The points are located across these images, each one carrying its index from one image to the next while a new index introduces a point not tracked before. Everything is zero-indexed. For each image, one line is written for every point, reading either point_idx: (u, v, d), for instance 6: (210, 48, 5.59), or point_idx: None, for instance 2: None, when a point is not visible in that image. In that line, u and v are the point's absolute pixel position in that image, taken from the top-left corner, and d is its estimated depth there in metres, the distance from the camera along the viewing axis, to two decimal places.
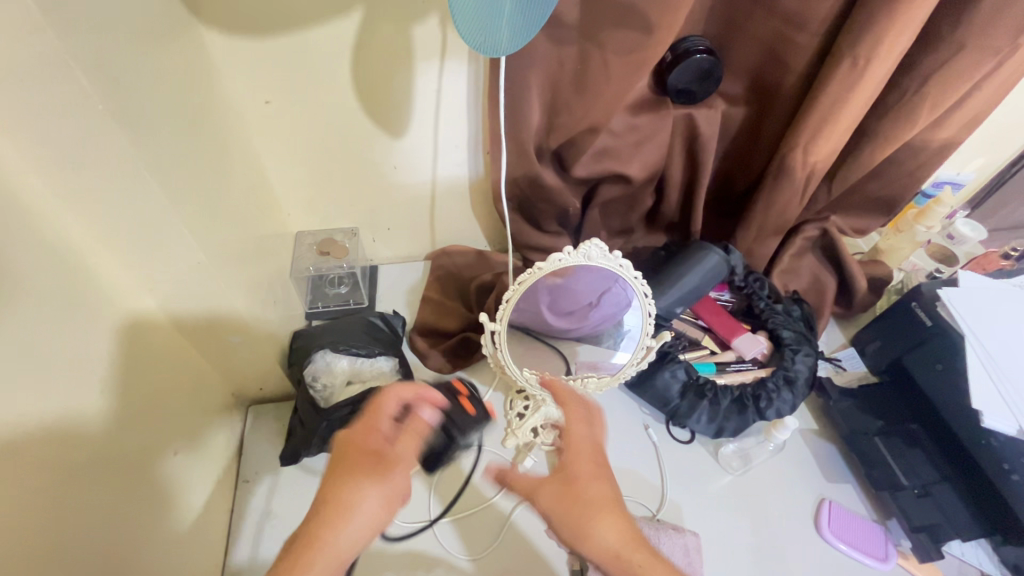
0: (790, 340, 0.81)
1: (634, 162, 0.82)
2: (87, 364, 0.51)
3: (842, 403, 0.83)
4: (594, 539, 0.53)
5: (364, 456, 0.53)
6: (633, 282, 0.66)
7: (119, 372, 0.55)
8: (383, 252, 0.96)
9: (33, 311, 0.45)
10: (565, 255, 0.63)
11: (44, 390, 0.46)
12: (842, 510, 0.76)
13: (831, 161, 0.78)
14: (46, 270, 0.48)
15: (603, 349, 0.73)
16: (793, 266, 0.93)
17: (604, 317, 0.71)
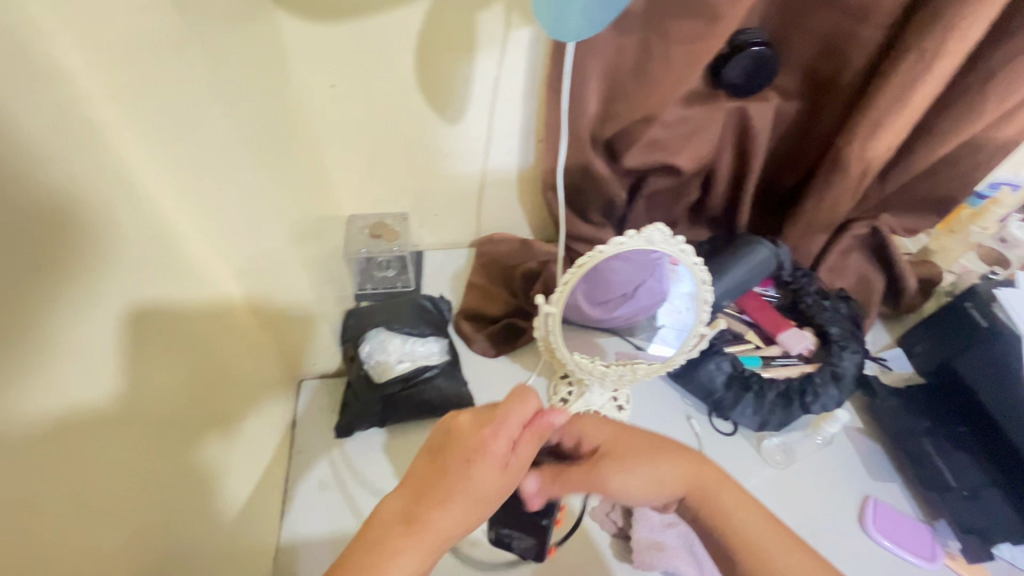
0: (839, 336, 0.81)
1: (684, 155, 0.83)
2: (173, 327, 0.54)
3: (889, 402, 0.81)
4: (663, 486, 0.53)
5: (481, 456, 0.46)
6: (694, 268, 0.66)
7: (198, 334, 0.59)
8: (429, 238, 0.98)
9: (134, 276, 0.48)
10: (626, 238, 0.63)
11: (139, 349, 0.49)
12: (887, 508, 0.75)
13: (888, 157, 0.77)
14: (149, 240, 0.50)
15: (636, 342, 0.73)
16: (840, 264, 0.92)
17: (637, 309, 0.71)
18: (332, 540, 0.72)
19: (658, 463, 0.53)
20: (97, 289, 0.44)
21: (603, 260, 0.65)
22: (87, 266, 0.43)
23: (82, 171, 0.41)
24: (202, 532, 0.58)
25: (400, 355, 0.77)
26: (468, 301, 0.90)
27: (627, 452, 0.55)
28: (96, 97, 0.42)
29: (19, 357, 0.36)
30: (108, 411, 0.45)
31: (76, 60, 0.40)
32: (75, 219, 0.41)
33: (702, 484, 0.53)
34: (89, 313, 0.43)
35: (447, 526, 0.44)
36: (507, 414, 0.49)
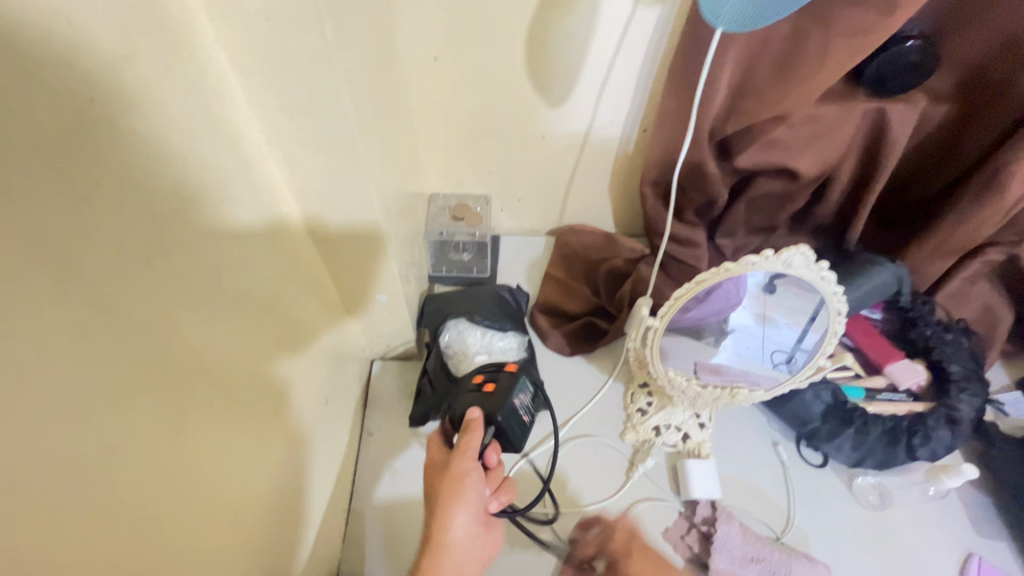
0: (959, 376, 0.73)
1: (807, 158, 0.74)
2: (251, 304, 0.52)
3: (1008, 453, 0.73)
4: None
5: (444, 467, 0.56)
6: (831, 297, 0.58)
7: (272, 309, 0.57)
8: (507, 222, 0.94)
9: (220, 255, 0.46)
10: (761, 260, 0.56)
11: (226, 329, 0.48)
12: (993, 569, 0.68)
13: None
14: (254, 206, 0.51)
15: (701, 346, 0.69)
16: (961, 292, 0.83)
17: (710, 311, 0.65)
18: (396, 527, 0.71)
19: None
20: (196, 278, 0.42)
21: (726, 279, 0.59)
22: (183, 252, 0.41)
23: (203, 139, 0.42)
24: (279, 512, 0.57)
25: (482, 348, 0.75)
26: (546, 294, 0.87)
27: None
28: (227, 67, 0.44)
29: (130, 350, 0.35)
30: (202, 395, 0.44)
31: (214, 29, 0.41)
32: (196, 188, 0.42)
33: None
34: (190, 302, 0.42)
35: (456, 527, 0.53)
36: (465, 505, 0.54)
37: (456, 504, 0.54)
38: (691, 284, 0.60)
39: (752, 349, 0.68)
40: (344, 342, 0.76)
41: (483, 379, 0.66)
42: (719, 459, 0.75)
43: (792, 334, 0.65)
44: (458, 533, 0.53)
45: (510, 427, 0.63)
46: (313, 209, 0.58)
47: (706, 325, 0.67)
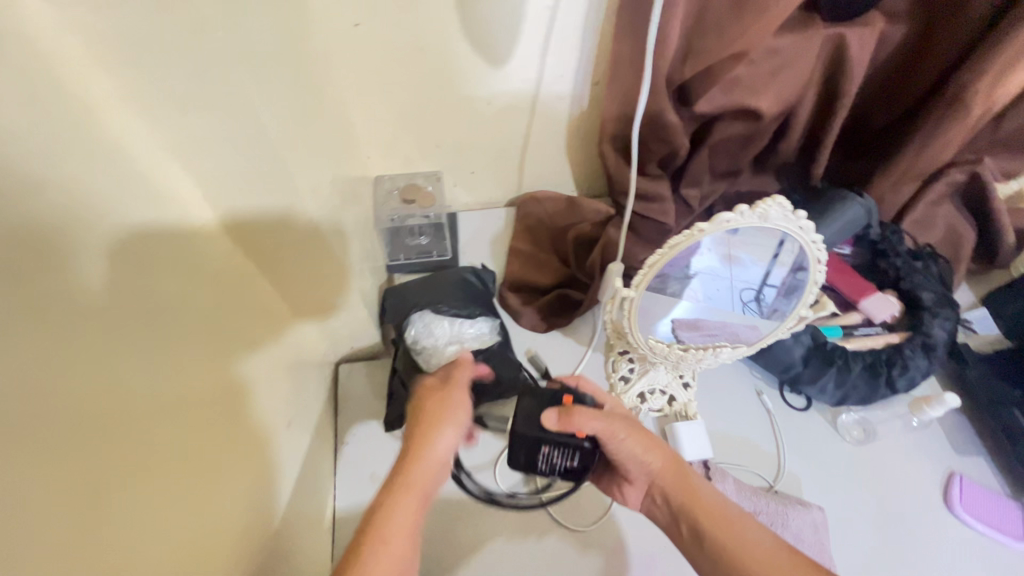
0: (931, 303, 0.74)
1: (767, 96, 0.70)
2: (184, 335, 0.46)
3: (981, 371, 0.75)
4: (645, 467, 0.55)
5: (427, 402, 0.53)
6: (811, 247, 0.56)
7: (213, 334, 0.51)
8: (462, 198, 0.88)
9: (125, 288, 0.39)
10: (738, 216, 0.53)
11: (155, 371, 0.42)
12: (974, 485, 0.70)
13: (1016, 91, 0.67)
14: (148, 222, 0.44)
15: (667, 297, 0.63)
16: (927, 216, 0.82)
17: (674, 262, 0.59)
18: None
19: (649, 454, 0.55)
20: (98, 325, 0.36)
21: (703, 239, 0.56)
22: (71, 301, 0.34)
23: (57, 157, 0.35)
24: (262, 548, 0.52)
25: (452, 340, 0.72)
26: (513, 270, 0.83)
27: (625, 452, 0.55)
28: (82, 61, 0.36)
29: (14, 430, 0.29)
30: (144, 449, 0.38)
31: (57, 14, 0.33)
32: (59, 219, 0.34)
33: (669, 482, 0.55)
34: (93, 352, 0.35)
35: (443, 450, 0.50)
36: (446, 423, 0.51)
37: (432, 425, 0.51)
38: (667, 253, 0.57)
39: (720, 291, 0.64)
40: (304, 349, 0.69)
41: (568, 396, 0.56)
42: (706, 417, 0.74)
43: (758, 272, 0.61)
44: (442, 455, 0.50)
45: (518, 453, 0.54)
46: (239, 216, 0.51)
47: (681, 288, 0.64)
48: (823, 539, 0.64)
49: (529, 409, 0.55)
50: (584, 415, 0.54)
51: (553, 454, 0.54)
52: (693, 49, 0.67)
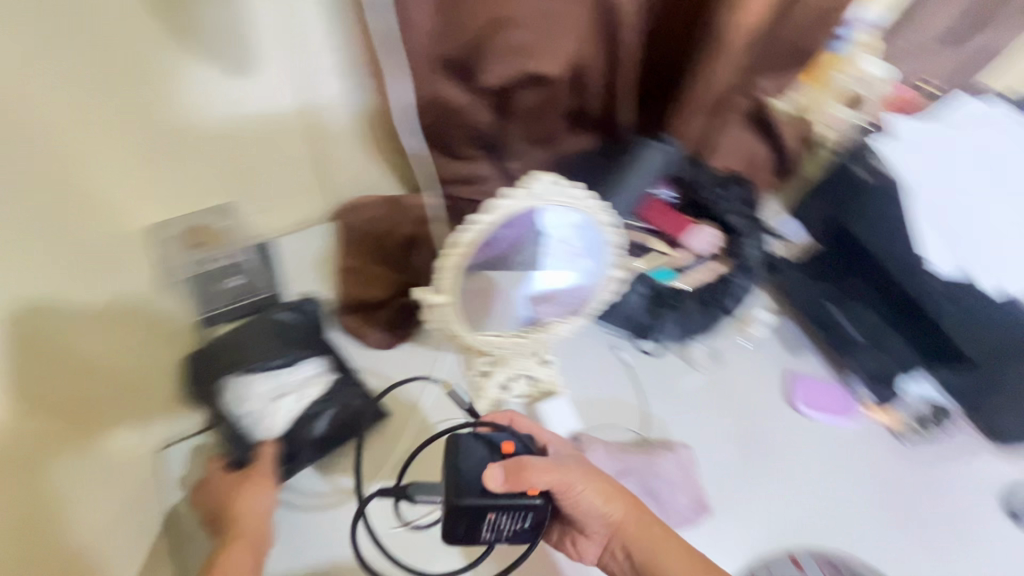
0: (741, 226, 0.80)
1: (551, 58, 0.68)
2: None
3: (795, 275, 0.83)
4: (604, 519, 0.60)
5: (247, 478, 0.61)
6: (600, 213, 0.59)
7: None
8: (273, 223, 0.81)
9: None
10: (512, 201, 0.56)
11: None
12: (808, 379, 0.78)
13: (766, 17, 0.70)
14: None
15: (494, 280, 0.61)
16: (728, 143, 0.88)
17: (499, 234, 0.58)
18: None
19: (605, 505, 0.60)
20: None
21: (495, 229, 0.57)
22: None
23: None
24: None
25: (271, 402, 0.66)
26: (343, 289, 0.76)
27: (579, 505, 0.60)
28: None
29: None
30: None
31: None
32: None
33: (625, 529, 0.61)
34: None
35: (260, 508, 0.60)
36: (256, 485, 0.61)
37: (253, 482, 0.61)
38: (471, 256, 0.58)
39: (554, 259, 0.63)
40: (126, 441, 0.65)
41: (509, 448, 0.59)
42: (570, 386, 0.75)
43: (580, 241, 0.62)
44: (261, 512, 0.60)
45: (456, 525, 0.57)
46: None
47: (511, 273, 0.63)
48: (688, 473, 0.69)
49: (475, 469, 0.57)
50: (534, 470, 0.57)
51: (496, 517, 0.57)
52: (454, 24, 0.63)
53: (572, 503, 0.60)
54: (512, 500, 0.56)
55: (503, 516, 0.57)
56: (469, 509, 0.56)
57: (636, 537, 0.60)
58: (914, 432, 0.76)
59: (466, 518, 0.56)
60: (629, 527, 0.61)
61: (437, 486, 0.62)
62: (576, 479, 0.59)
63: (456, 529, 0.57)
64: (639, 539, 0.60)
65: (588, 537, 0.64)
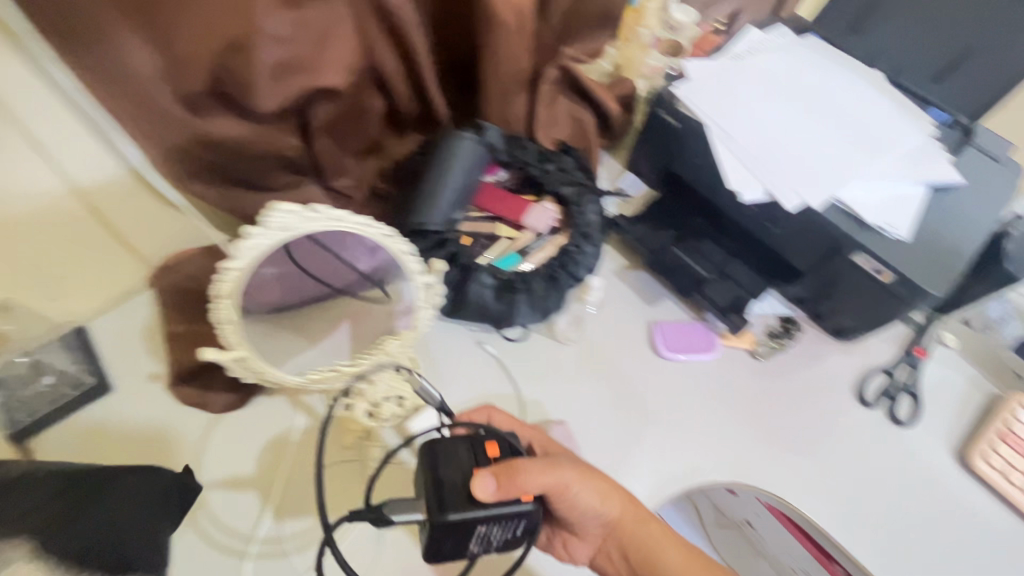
0: (572, 196, 0.80)
1: (330, 69, 0.67)
2: None
3: (638, 229, 0.86)
4: (599, 516, 0.62)
5: None
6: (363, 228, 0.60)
7: None
8: (80, 304, 0.73)
9: None
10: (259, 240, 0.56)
11: None
12: (670, 325, 0.81)
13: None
14: None
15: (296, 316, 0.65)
16: (550, 115, 0.89)
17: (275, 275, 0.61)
18: None
19: (605, 502, 0.61)
20: None
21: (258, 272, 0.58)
22: None
23: None
24: None
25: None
26: (177, 358, 0.70)
27: (575, 504, 0.59)
28: None
29: None
30: None
31: None
32: None
33: (621, 522, 0.64)
34: None
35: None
36: None
37: None
38: (251, 312, 0.60)
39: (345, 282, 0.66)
40: None
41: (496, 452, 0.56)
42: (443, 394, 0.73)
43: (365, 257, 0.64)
44: None
45: (443, 539, 0.52)
46: None
47: (304, 313, 0.66)
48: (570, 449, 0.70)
49: (459, 478, 0.53)
50: (524, 473, 0.54)
51: (488, 526, 0.53)
52: (177, 58, 0.55)
53: (569, 503, 0.60)
54: (505, 506, 0.52)
55: (497, 525, 0.53)
56: (459, 522, 0.51)
57: (631, 531, 0.64)
58: (767, 347, 0.81)
59: (455, 530, 0.52)
60: (627, 517, 0.63)
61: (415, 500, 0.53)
62: (574, 480, 0.58)
63: (442, 543, 0.53)
64: (634, 527, 0.64)
65: (579, 537, 0.67)
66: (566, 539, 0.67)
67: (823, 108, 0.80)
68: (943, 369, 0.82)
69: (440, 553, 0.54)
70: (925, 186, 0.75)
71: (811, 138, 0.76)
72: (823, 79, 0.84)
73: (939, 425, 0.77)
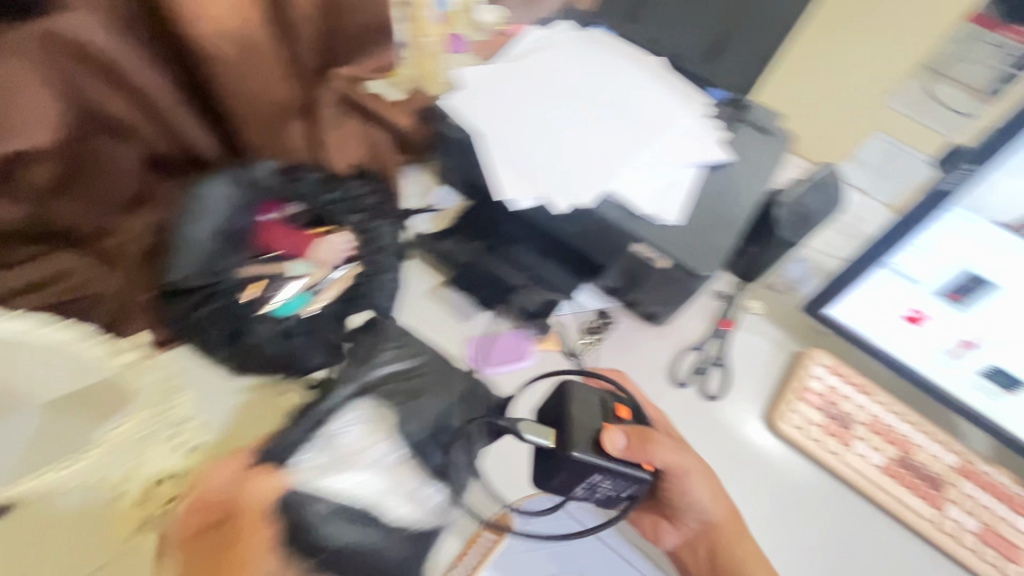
0: (357, 225, 0.77)
1: (31, 129, 0.59)
2: None
3: (445, 246, 0.83)
4: (706, 514, 0.65)
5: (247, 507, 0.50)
6: None
7: None
8: None
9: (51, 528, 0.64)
10: None
11: None
12: (485, 338, 0.79)
13: (234, 17, 0.64)
14: None
15: None
16: (337, 139, 0.85)
17: None
18: None
19: (713, 502, 0.64)
20: None
21: None
22: None
23: None
24: None
25: (381, 468, 0.57)
26: None
27: (685, 495, 0.63)
28: None
29: None
30: None
31: None
32: None
33: (719, 532, 0.66)
34: None
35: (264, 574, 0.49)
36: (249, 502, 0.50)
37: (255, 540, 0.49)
38: None
39: None
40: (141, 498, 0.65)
41: (624, 413, 0.61)
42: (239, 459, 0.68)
43: None
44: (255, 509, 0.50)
45: (558, 469, 0.58)
46: None
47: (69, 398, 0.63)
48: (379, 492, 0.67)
49: (594, 417, 0.58)
50: (651, 445, 0.58)
51: (598, 478, 0.58)
52: None
53: (687, 490, 0.63)
54: (636, 463, 0.58)
55: (614, 478, 0.58)
56: (579, 465, 0.56)
57: (727, 538, 0.65)
58: (583, 344, 0.81)
59: (577, 467, 0.56)
60: (731, 519, 0.66)
61: (563, 425, 0.58)
62: (703, 472, 0.63)
63: (556, 473, 0.58)
64: (724, 524, 0.66)
65: (672, 525, 0.67)
66: (658, 530, 0.68)
67: (596, 100, 0.80)
68: (750, 335, 0.86)
69: (549, 479, 0.60)
70: (698, 166, 0.77)
71: (584, 131, 0.76)
72: (599, 71, 0.84)
73: (749, 392, 0.81)
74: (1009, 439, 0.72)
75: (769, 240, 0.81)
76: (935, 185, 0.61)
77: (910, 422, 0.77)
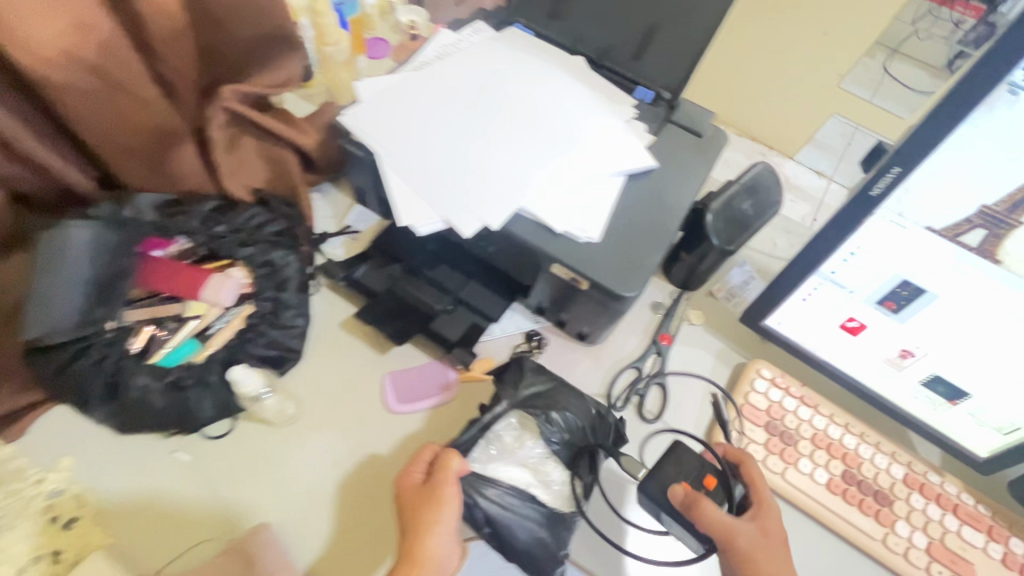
0: (249, 260, 0.70)
1: None
2: None
3: (359, 273, 0.77)
4: None
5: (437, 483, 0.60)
6: None
7: None
8: None
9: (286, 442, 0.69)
10: None
11: None
12: (404, 372, 0.74)
13: (72, 40, 0.55)
14: None
15: None
16: (234, 161, 0.78)
17: None
18: None
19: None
20: None
21: None
22: None
23: None
24: None
25: (525, 462, 0.64)
26: None
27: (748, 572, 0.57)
28: None
29: None
30: None
31: None
32: None
33: None
34: None
35: (435, 549, 0.58)
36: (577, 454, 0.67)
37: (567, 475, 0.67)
38: None
39: None
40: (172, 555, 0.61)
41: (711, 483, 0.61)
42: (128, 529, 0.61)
43: None
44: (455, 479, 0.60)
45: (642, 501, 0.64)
46: None
47: None
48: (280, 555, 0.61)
49: (680, 475, 0.62)
50: (707, 504, 0.58)
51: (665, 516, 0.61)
52: None
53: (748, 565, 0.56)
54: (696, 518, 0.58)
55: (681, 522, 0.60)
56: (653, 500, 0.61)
57: None
58: None
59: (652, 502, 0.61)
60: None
61: (682, 464, 0.63)
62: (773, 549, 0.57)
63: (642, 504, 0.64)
64: None
65: None
66: None
67: (509, 107, 0.75)
68: (691, 347, 0.82)
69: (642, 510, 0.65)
70: (620, 174, 0.72)
71: (492, 144, 0.71)
72: (510, 76, 0.78)
73: (692, 410, 0.76)
74: (955, 449, 0.70)
75: (703, 249, 0.76)
76: (861, 190, 0.55)
77: (854, 434, 0.74)
